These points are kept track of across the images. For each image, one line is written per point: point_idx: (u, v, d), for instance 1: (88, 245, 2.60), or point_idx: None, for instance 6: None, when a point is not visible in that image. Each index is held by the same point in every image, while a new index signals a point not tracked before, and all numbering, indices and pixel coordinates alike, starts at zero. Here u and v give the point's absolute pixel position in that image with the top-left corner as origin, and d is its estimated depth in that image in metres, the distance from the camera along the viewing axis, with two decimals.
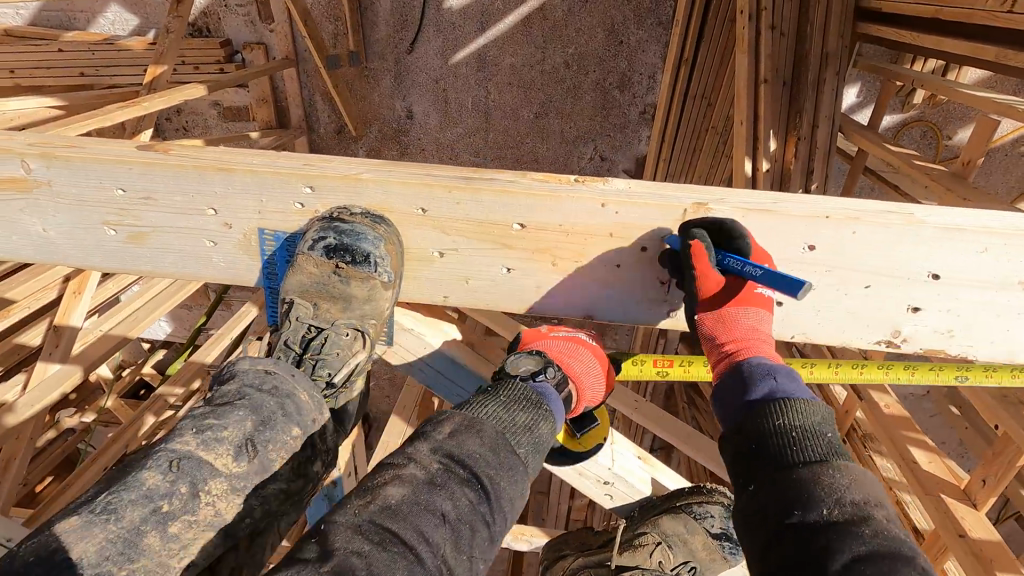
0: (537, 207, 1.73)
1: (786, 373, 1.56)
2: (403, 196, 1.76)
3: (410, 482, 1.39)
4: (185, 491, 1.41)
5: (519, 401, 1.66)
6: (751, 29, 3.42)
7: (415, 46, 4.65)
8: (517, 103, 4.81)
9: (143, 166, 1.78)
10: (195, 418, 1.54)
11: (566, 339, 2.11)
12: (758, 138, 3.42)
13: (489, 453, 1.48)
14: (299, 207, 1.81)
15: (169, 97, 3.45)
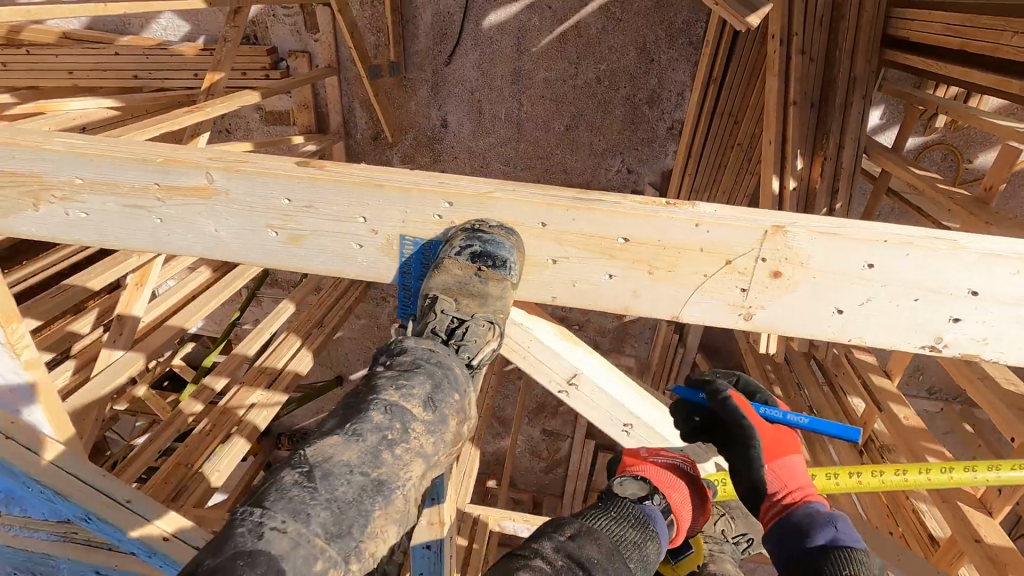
0: (641, 223, 1.54)
1: (845, 523, 1.76)
2: (520, 205, 1.57)
3: (542, 571, 1.29)
4: (402, 431, 1.19)
5: (629, 518, 1.66)
6: (782, 54, 3.52)
7: (452, 59, 4.84)
8: (548, 115, 4.98)
9: (289, 181, 1.58)
10: (386, 375, 1.30)
11: (667, 467, 1.98)
12: (786, 157, 3.58)
13: (606, 559, 1.42)
14: (438, 218, 1.61)
15: (229, 103, 3.65)
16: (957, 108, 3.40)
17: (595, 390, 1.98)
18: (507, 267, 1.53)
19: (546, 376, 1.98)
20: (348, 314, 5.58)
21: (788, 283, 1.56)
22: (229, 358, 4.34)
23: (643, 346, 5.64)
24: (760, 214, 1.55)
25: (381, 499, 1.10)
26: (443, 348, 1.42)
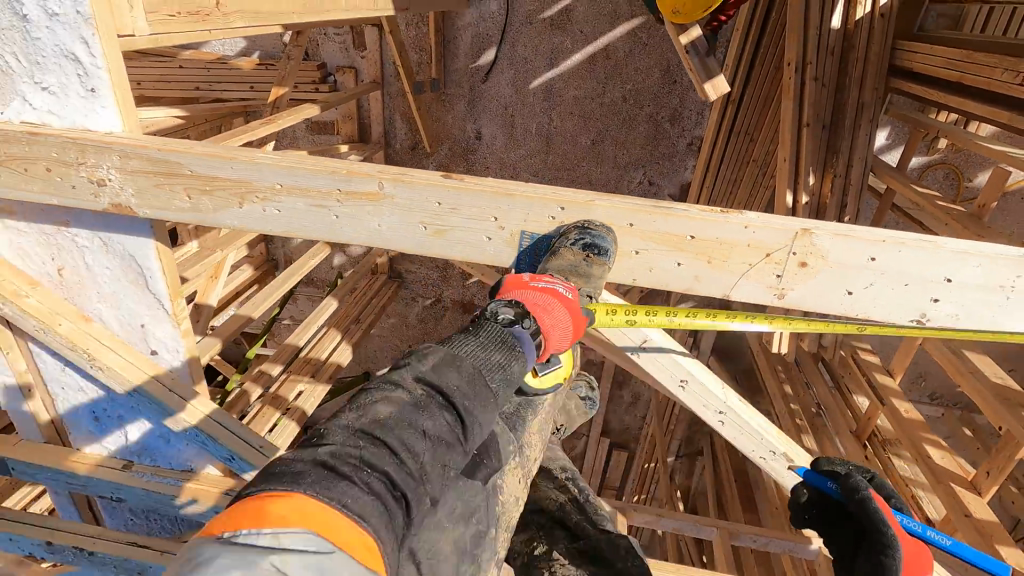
0: (705, 224, 1.89)
1: None
2: (609, 207, 1.93)
3: (398, 403, 1.23)
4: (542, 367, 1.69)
5: (495, 343, 1.49)
6: (797, 81, 3.90)
7: (489, 77, 5.23)
8: (576, 130, 5.35)
9: (392, 182, 1.93)
10: (524, 332, 1.78)
11: (545, 289, 1.72)
12: (798, 174, 3.94)
13: (468, 384, 1.33)
14: (553, 217, 1.95)
15: (295, 115, 4.06)
16: (956, 132, 3.75)
17: (661, 355, 2.20)
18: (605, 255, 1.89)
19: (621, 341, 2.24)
20: (381, 313, 5.95)
21: (811, 270, 1.89)
22: (280, 348, 4.70)
23: None
24: (790, 218, 1.89)
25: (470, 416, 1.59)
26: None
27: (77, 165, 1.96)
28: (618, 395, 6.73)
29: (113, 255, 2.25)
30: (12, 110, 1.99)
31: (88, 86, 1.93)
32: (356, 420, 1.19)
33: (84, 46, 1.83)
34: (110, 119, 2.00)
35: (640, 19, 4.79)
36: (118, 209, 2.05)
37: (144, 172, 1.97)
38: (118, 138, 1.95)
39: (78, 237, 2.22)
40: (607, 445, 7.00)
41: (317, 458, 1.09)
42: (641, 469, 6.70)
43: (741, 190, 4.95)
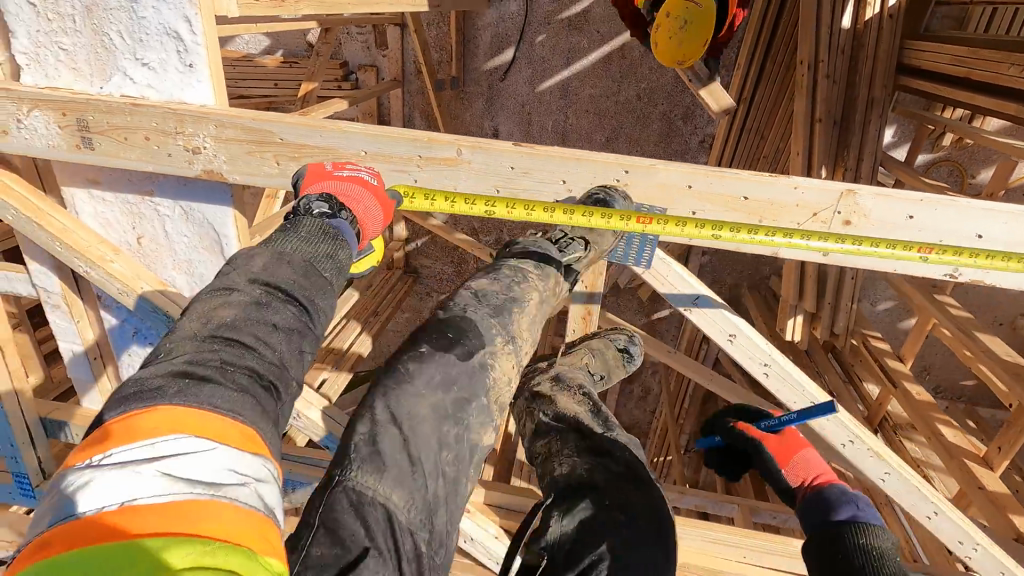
0: (756, 185, 2.04)
1: (861, 499, 2.41)
2: (674, 169, 2.09)
3: (240, 309, 1.52)
4: (526, 275, 1.89)
5: (320, 237, 1.82)
6: (809, 77, 4.08)
7: (507, 76, 5.40)
8: (591, 127, 5.50)
9: (470, 149, 2.14)
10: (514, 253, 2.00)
11: (350, 180, 2.06)
12: (811, 168, 4.13)
13: (302, 277, 1.69)
14: (617, 180, 2.12)
15: (326, 109, 4.22)
16: (963, 127, 3.91)
17: (713, 312, 2.36)
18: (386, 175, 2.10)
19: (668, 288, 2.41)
20: (396, 307, 6.08)
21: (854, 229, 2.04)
22: None
23: (670, 341, 6.14)
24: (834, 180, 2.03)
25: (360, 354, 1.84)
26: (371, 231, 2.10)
27: (176, 134, 2.13)
28: (627, 389, 6.87)
29: (192, 223, 2.44)
30: (114, 84, 2.17)
31: (186, 61, 2.10)
32: (198, 333, 1.44)
33: (186, 23, 2.01)
34: (202, 93, 2.15)
35: None
36: (209, 175, 2.22)
37: (238, 137, 2.14)
38: (214, 109, 2.13)
39: (161, 206, 2.43)
40: None
41: (174, 370, 1.32)
42: (650, 462, 6.81)
43: None
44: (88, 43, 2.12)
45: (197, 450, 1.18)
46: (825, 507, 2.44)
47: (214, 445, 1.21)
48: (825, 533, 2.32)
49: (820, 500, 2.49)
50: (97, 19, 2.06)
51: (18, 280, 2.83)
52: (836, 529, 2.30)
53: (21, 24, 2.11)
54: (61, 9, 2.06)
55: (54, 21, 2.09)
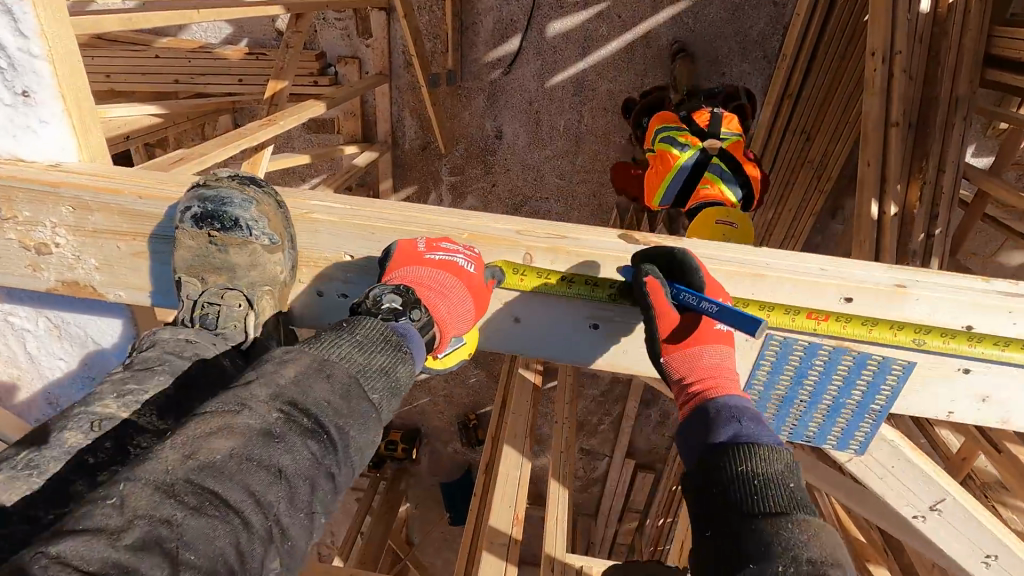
0: (1006, 307, 1.56)
1: (751, 416, 1.36)
2: (770, 255, 1.71)
3: (242, 438, 1.00)
4: (112, 447, 1.37)
5: (378, 345, 1.30)
6: (883, 73, 3.41)
7: (512, 69, 4.65)
8: (610, 127, 4.77)
9: (548, 251, 1.67)
10: (113, 381, 1.42)
11: (440, 267, 1.54)
12: (885, 181, 3.43)
13: (341, 398, 1.14)
14: (803, 299, 1.63)
15: (298, 115, 3.40)
16: None
17: (959, 517, 1.70)
18: (245, 228, 1.59)
19: (901, 499, 1.73)
20: None
21: None
22: None
23: None
24: None
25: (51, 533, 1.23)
26: (206, 337, 1.59)
27: (5, 224, 1.65)
28: (644, 413, 6.21)
29: (69, 343, 1.95)
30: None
31: (18, 89, 1.56)
32: (168, 473, 0.92)
33: (5, 15, 1.46)
34: (57, 140, 1.65)
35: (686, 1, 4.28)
36: (67, 287, 1.75)
37: (109, 234, 1.65)
38: (70, 175, 1.62)
39: (19, 316, 1.91)
40: (632, 468, 6.48)
41: (110, 557, 0.79)
42: (668, 492, 6.19)
43: (794, 192, 4.43)
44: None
45: None
46: (702, 423, 1.38)
47: None
48: (700, 481, 1.27)
49: (696, 415, 1.41)
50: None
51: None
52: (713, 462, 1.27)
53: None
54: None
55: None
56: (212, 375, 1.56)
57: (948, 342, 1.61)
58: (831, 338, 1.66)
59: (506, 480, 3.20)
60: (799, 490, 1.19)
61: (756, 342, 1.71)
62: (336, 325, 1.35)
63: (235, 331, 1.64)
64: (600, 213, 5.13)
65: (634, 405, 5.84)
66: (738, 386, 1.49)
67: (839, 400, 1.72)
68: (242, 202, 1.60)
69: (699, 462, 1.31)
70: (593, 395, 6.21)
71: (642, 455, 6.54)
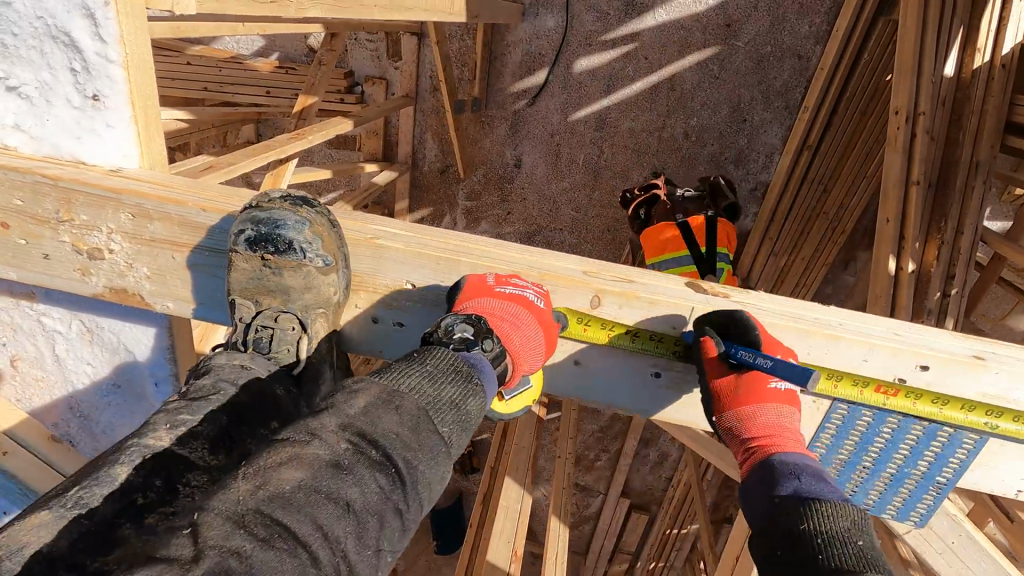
0: None
1: (813, 474, 1.36)
2: (834, 312, 1.56)
3: (311, 467, 1.00)
4: (162, 486, 1.23)
5: (449, 377, 1.26)
6: (906, 131, 3.48)
7: (536, 101, 4.71)
8: (629, 164, 4.81)
9: (615, 298, 1.56)
10: (168, 411, 1.35)
11: (513, 299, 1.49)
12: (904, 239, 3.46)
13: (410, 431, 1.11)
14: (864, 363, 1.49)
15: (327, 131, 3.44)
16: None
17: None
18: (298, 250, 1.53)
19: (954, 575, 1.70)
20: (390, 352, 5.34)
21: None
22: None
23: None
24: None
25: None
26: (261, 363, 1.55)
27: (60, 225, 1.59)
28: (642, 452, 6.10)
29: (100, 349, 1.91)
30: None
31: (88, 92, 1.53)
32: (239, 504, 0.94)
33: (87, 19, 1.43)
34: (121, 145, 1.59)
35: (712, 48, 4.36)
36: (114, 293, 1.69)
37: (165, 244, 1.59)
38: (131, 182, 1.55)
39: (51, 317, 1.87)
40: (625, 508, 6.35)
41: None
42: (663, 535, 6.05)
43: (808, 240, 4.42)
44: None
45: None
46: (762, 483, 1.38)
47: None
48: (766, 541, 1.27)
49: (756, 472, 1.42)
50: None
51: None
52: (775, 521, 1.28)
53: None
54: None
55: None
56: (266, 404, 1.50)
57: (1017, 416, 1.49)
58: (895, 406, 1.54)
59: (508, 514, 3.11)
60: (869, 549, 1.15)
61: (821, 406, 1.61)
62: (407, 355, 1.33)
63: (287, 355, 1.60)
64: (614, 247, 5.12)
65: (634, 444, 5.75)
66: (800, 445, 1.48)
67: (902, 470, 1.63)
68: (296, 227, 1.54)
69: (762, 522, 1.31)
70: (592, 429, 6.10)
71: (637, 495, 6.40)
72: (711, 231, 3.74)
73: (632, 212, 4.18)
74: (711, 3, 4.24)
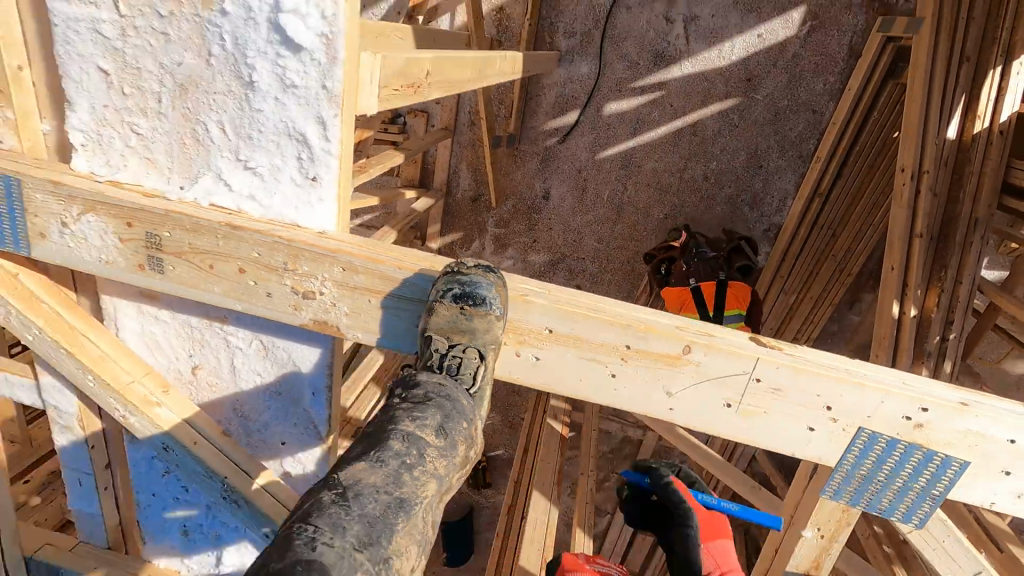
0: None
1: None
2: (856, 361, 1.71)
3: None
4: (421, 455, 1.15)
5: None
6: (911, 188, 3.80)
7: (567, 139, 5.05)
8: (650, 202, 5.14)
9: (702, 347, 1.65)
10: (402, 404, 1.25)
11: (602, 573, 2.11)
12: (906, 286, 3.76)
13: None
14: (881, 403, 1.64)
15: (383, 164, 3.77)
16: None
17: None
18: (490, 305, 1.43)
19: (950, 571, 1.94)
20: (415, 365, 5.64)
21: None
22: None
23: None
24: None
25: (403, 516, 1.05)
26: (452, 383, 1.33)
27: (285, 272, 1.53)
28: None
29: (271, 364, 1.84)
30: (202, 187, 1.55)
31: (308, 173, 1.51)
32: None
33: (319, 124, 1.45)
34: (323, 217, 1.56)
35: (734, 99, 4.69)
36: (318, 325, 1.60)
37: (364, 290, 1.54)
38: (342, 243, 1.53)
39: (235, 336, 1.82)
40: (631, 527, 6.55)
41: None
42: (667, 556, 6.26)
43: (817, 280, 4.78)
44: (173, 130, 1.52)
45: None
46: None
47: None
48: None
49: None
50: (191, 103, 1.47)
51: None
52: None
53: (85, 94, 1.51)
54: (194, 117, 1.49)
55: (130, 95, 1.50)
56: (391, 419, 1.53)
57: (1002, 447, 1.64)
58: (902, 437, 1.67)
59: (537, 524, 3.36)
60: None
61: (847, 434, 1.70)
62: None
63: (469, 379, 1.38)
64: (632, 277, 5.44)
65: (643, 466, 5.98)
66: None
67: (907, 486, 1.76)
68: (490, 286, 1.46)
69: None
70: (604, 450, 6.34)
71: None
72: (720, 295, 4.06)
73: (653, 266, 4.79)
74: (734, 59, 4.55)
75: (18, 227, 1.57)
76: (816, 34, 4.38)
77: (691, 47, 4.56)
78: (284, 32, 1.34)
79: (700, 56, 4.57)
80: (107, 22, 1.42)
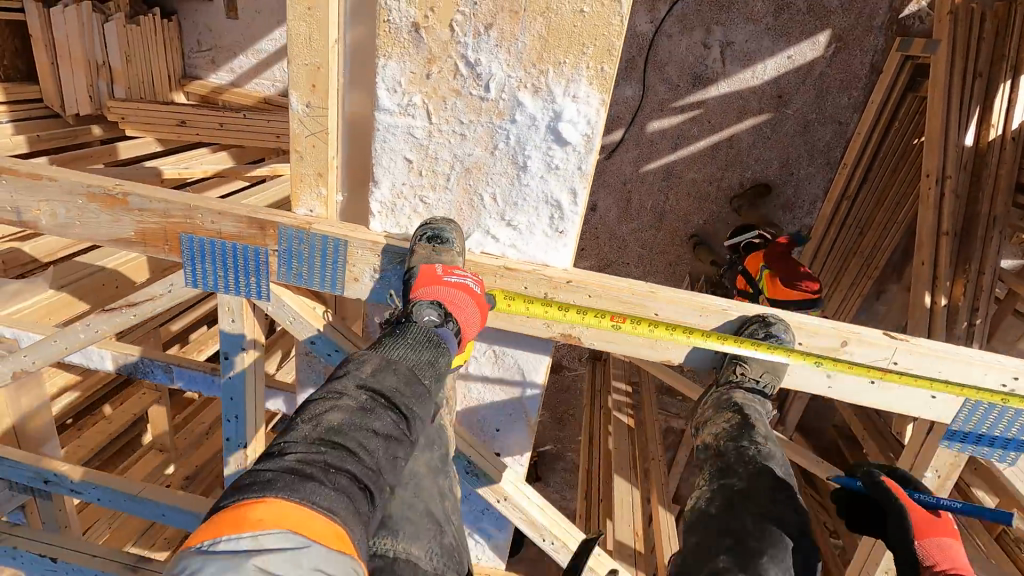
0: None
1: None
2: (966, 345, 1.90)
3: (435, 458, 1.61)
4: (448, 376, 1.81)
5: (424, 344, 1.47)
6: (937, 190, 4.27)
7: (612, 155, 5.48)
8: (690, 209, 5.62)
9: (854, 341, 1.85)
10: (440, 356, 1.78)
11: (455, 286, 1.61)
12: (937, 279, 4.26)
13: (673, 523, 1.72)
14: (992, 376, 1.83)
15: None
16: None
17: None
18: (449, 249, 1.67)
19: None
20: None
21: None
22: None
23: None
24: None
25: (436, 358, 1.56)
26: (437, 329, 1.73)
27: (547, 300, 1.76)
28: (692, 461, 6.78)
29: (499, 366, 2.11)
30: (474, 241, 1.78)
31: (558, 228, 1.71)
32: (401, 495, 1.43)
33: (571, 195, 1.65)
34: (562, 257, 1.78)
35: (767, 114, 5.16)
36: (563, 340, 1.82)
37: (608, 308, 1.78)
38: (581, 280, 1.76)
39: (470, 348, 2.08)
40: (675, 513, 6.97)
41: (326, 432, 1.22)
42: None
43: (846, 274, 5.27)
44: (454, 201, 1.72)
45: (296, 548, 0.99)
46: None
47: (312, 542, 1.01)
48: None
49: None
50: (475, 180, 1.67)
51: (223, 314, 1.87)
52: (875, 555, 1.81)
53: (387, 173, 1.70)
54: (470, 188, 1.69)
55: (425, 175, 1.69)
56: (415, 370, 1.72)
57: None
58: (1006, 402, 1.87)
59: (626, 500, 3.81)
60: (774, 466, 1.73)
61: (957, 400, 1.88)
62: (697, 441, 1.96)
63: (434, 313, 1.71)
64: (673, 280, 5.95)
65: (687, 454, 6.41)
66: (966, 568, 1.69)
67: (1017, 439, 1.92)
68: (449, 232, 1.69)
69: None
70: None
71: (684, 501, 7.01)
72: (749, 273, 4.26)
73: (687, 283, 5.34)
74: (766, 78, 5.02)
75: (263, 287, 1.77)
76: (841, 55, 4.87)
77: (727, 69, 5.02)
78: (562, 134, 1.55)
79: (735, 76, 5.03)
80: (417, 122, 1.61)
